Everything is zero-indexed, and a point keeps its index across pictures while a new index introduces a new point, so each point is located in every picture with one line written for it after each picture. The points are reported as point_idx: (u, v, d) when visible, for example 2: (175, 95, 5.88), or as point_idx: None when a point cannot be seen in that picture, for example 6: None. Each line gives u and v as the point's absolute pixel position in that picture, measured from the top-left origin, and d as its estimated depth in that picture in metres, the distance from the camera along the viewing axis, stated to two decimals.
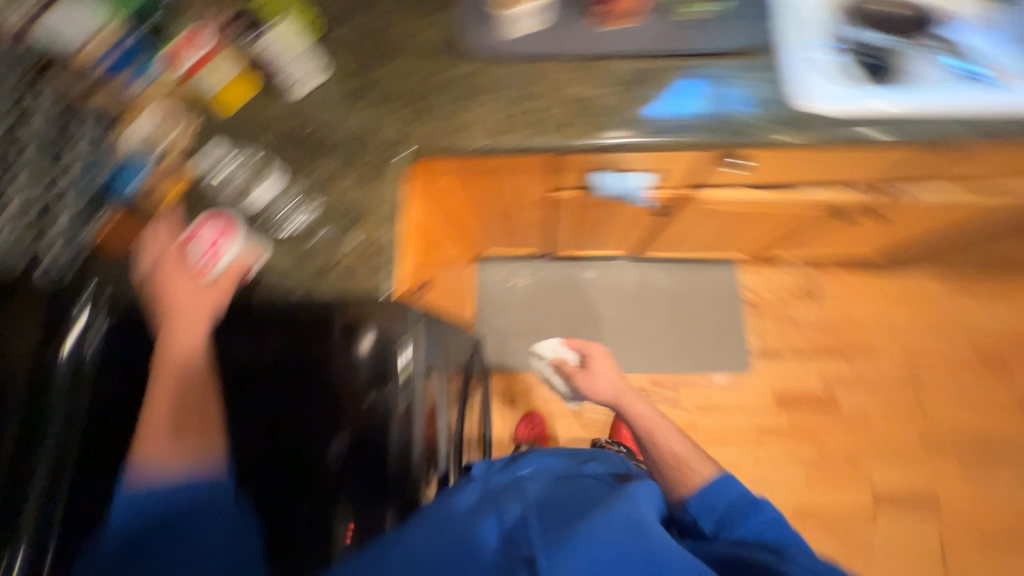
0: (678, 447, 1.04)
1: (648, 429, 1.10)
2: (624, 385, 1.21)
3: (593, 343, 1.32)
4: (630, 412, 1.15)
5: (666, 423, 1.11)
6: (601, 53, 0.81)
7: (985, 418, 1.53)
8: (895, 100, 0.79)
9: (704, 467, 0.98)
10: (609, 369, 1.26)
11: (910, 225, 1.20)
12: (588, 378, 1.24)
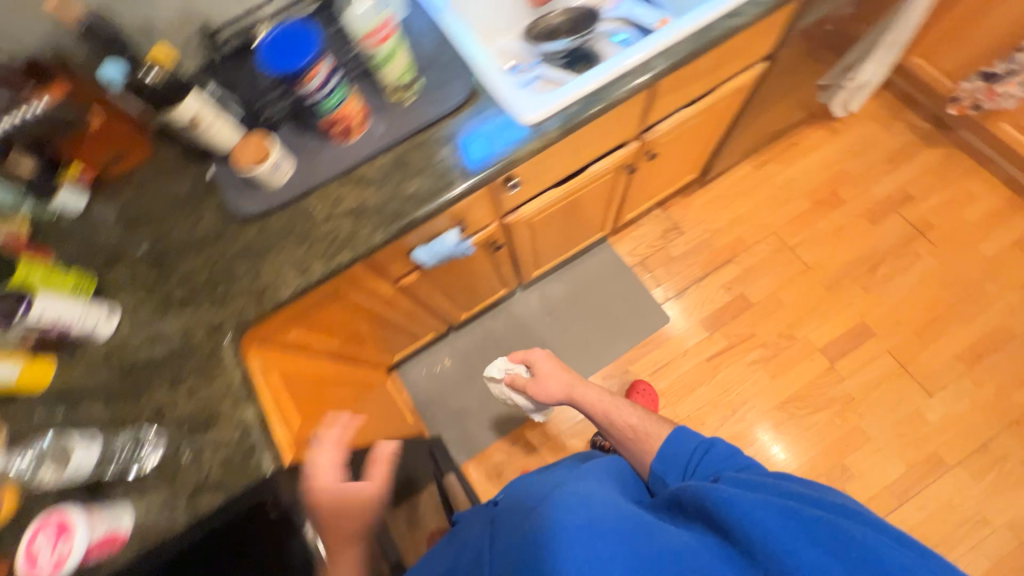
0: (633, 420, 1.05)
1: (603, 410, 1.12)
2: (572, 378, 1.23)
3: (535, 349, 1.31)
4: (584, 403, 1.17)
5: (618, 399, 1.12)
6: (353, 163, 0.88)
7: (858, 241, 1.72)
8: (589, 80, 0.89)
9: (659, 431, 1.01)
10: (555, 364, 1.28)
11: (692, 145, 1.40)
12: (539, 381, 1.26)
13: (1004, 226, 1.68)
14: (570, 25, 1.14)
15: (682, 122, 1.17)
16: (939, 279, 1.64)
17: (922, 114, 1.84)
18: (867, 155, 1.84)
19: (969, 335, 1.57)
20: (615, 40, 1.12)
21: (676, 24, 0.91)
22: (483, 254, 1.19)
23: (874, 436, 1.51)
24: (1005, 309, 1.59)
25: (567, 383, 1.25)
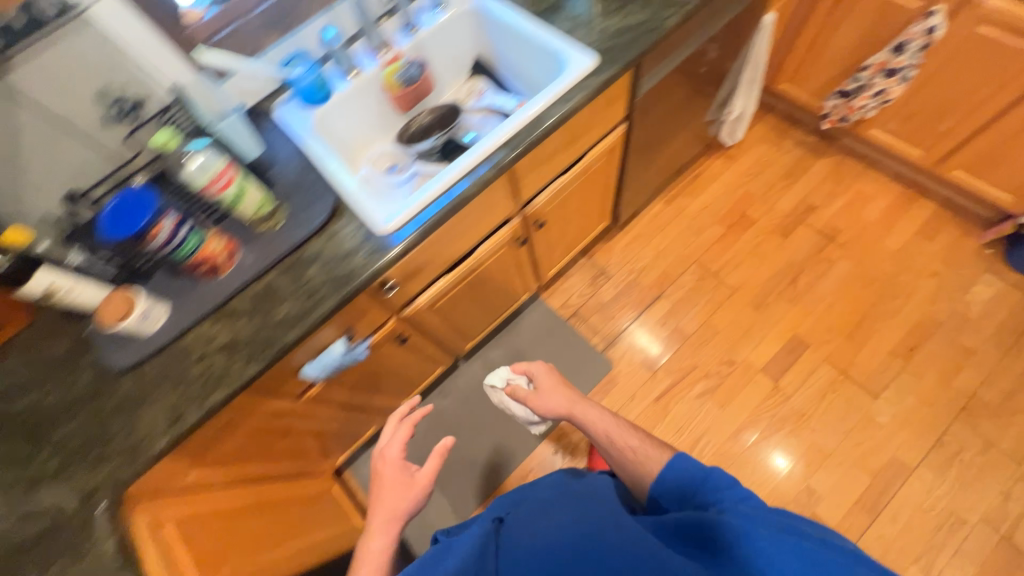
0: (634, 443, 1.00)
1: (603, 432, 1.06)
2: (574, 397, 1.17)
3: (537, 360, 1.25)
4: (584, 421, 1.11)
5: (620, 422, 1.07)
6: (226, 295, 0.90)
7: (774, 256, 1.78)
8: (439, 181, 0.96)
9: (658, 457, 0.97)
10: (557, 379, 1.22)
11: (587, 201, 1.47)
12: (539, 396, 1.20)
13: (905, 219, 1.77)
14: (434, 118, 1.23)
15: (559, 191, 1.24)
16: (857, 280, 1.69)
17: (807, 130, 1.98)
18: (767, 174, 1.94)
19: (898, 330, 1.60)
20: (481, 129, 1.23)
21: (514, 119, 1.00)
22: (392, 346, 1.20)
23: (832, 449, 1.48)
24: (924, 298, 1.63)
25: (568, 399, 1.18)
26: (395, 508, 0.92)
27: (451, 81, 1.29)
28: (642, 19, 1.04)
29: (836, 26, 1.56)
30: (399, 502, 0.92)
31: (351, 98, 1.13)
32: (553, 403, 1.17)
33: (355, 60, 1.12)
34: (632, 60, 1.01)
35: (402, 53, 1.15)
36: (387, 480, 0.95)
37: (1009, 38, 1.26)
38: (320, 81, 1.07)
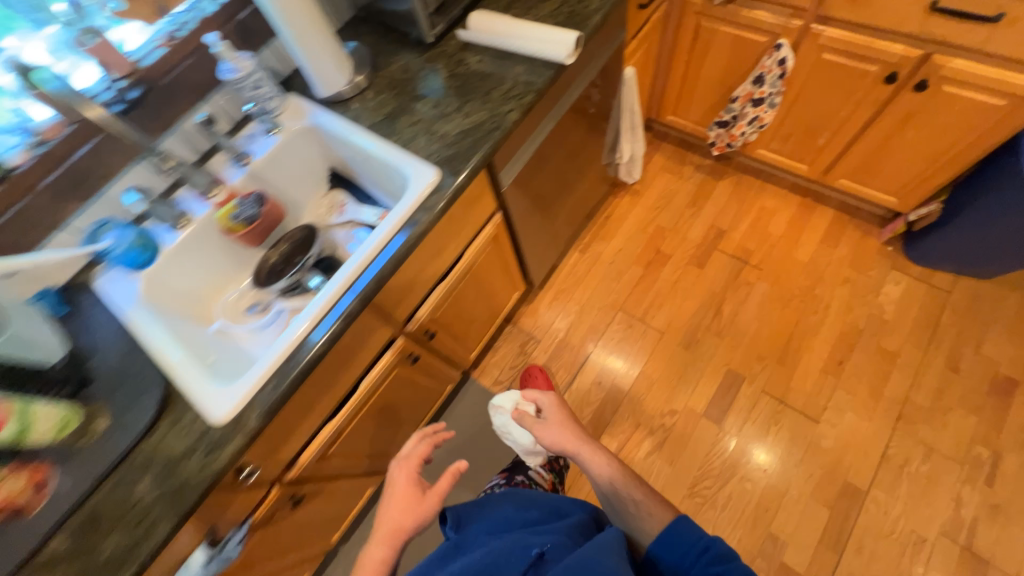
0: (637, 496, 0.86)
1: (606, 478, 0.91)
2: (584, 437, 1.02)
3: (546, 390, 1.15)
4: (587, 462, 0.98)
5: (624, 468, 0.93)
6: (32, 544, 0.73)
7: (695, 289, 1.75)
8: (282, 340, 0.84)
9: (662, 516, 0.82)
10: (567, 416, 1.08)
11: (487, 285, 1.38)
12: (546, 426, 1.06)
13: (808, 230, 1.78)
14: (290, 254, 1.13)
15: (443, 298, 1.15)
16: (777, 299, 1.69)
17: (703, 153, 1.99)
18: (675, 203, 1.93)
19: (824, 346, 1.59)
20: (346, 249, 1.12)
21: (359, 249, 0.90)
22: (285, 511, 1.05)
23: (788, 486, 1.43)
24: (841, 307, 1.64)
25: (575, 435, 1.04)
26: (395, 528, 0.85)
27: (308, 198, 1.18)
28: (480, 121, 0.98)
29: (701, 61, 1.57)
30: (406, 516, 0.86)
31: (183, 252, 1.00)
32: (559, 434, 1.03)
33: (182, 210, 1.00)
34: (475, 167, 0.94)
35: (236, 189, 1.04)
36: (392, 488, 0.91)
37: (852, 62, 1.29)
38: (138, 246, 0.94)
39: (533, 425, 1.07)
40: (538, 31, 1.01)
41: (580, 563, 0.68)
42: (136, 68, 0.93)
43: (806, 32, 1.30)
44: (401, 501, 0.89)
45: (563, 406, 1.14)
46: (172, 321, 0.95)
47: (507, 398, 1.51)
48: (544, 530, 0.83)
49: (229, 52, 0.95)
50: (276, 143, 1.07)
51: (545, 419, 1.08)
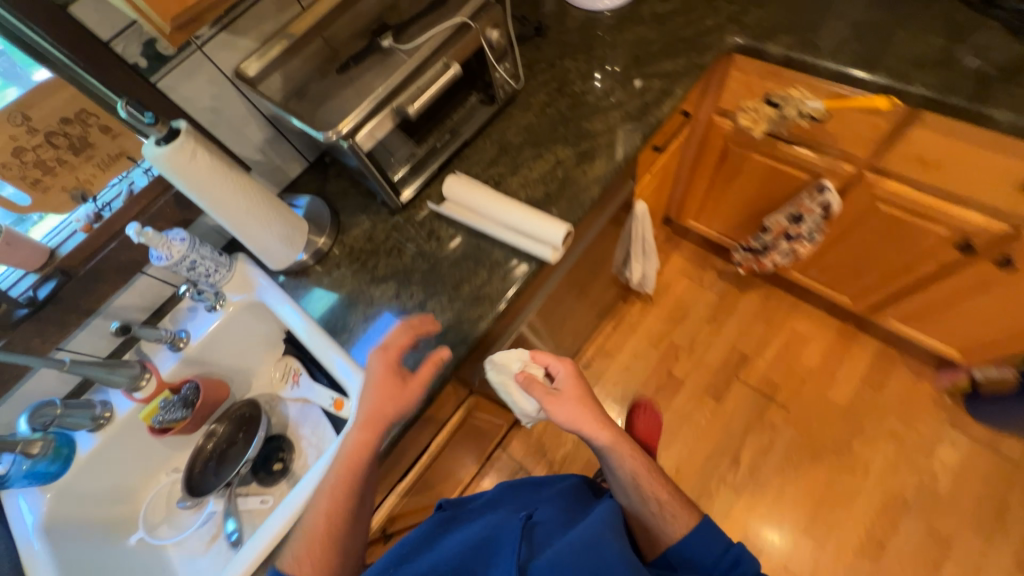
0: (662, 497, 0.74)
1: (631, 472, 0.75)
2: (602, 415, 0.77)
3: (564, 356, 0.82)
4: (607, 454, 0.76)
5: (651, 464, 0.77)
6: None
7: (710, 426, 1.54)
8: None
9: (686, 521, 0.73)
10: (587, 390, 0.79)
11: (463, 448, 1.20)
12: (564, 395, 0.78)
13: (847, 366, 1.54)
14: (232, 445, 0.97)
15: (403, 494, 0.97)
16: (807, 451, 1.46)
17: (728, 260, 1.77)
18: (692, 316, 1.71)
19: (861, 518, 1.35)
20: (301, 437, 0.97)
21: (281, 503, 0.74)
22: None
23: None
24: (884, 469, 1.40)
25: (597, 416, 0.77)
26: (381, 417, 0.67)
27: (261, 363, 1.04)
28: (443, 328, 0.82)
29: (730, 180, 1.35)
30: (391, 404, 0.68)
31: (104, 451, 0.89)
32: (581, 416, 0.76)
33: (102, 408, 0.88)
34: (432, 394, 0.77)
35: (167, 377, 0.91)
36: (369, 378, 0.70)
37: (915, 219, 1.05)
38: (48, 458, 0.82)
39: (543, 393, 0.78)
40: (516, 218, 0.83)
41: (582, 540, 0.60)
42: (53, 258, 0.81)
43: (859, 179, 1.07)
44: (383, 395, 0.69)
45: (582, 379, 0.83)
46: (71, 558, 0.81)
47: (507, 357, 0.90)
48: (536, 501, 0.77)
49: (157, 241, 0.81)
50: (220, 320, 0.94)
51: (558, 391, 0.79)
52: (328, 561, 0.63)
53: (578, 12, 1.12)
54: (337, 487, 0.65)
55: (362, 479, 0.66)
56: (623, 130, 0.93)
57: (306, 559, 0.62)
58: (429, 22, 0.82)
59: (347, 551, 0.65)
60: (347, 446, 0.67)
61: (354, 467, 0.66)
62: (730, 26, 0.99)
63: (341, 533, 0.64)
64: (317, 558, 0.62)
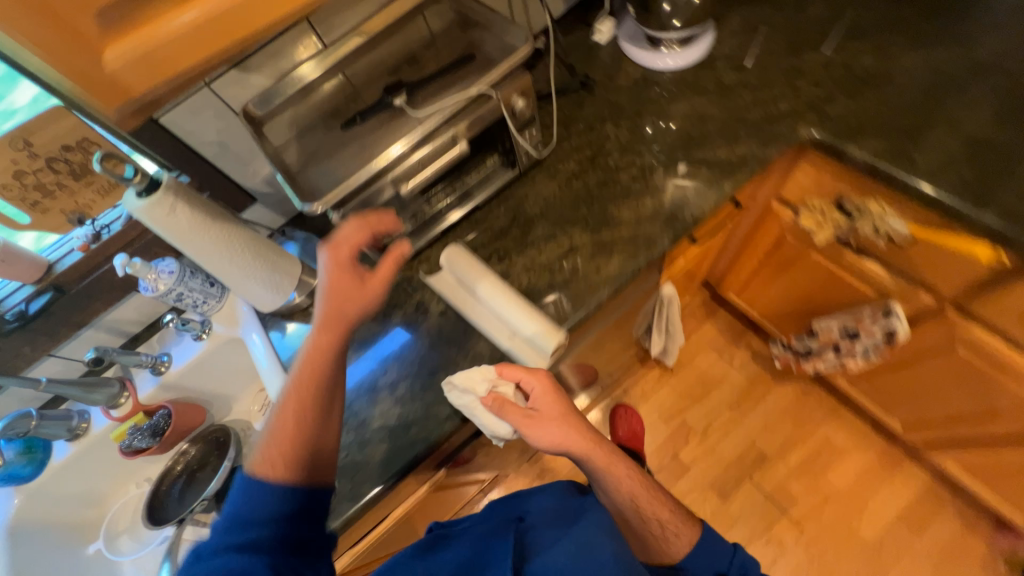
0: (663, 517, 0.72)
1: (630, 494, 0.70)
2: (589, 431, 0.69)
3: (538, 367, 0.69)
4: (598, 476, 0.69)
5: (645, 477, 0.73)
6: None
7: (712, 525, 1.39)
8: None
9: (689, 537, 0.72)
10: (568, 405, 0.69)
11: (433, 510, 1.15)
12: (544, 417, 0.67)
13: (881, 497, 1.35)
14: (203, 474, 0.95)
15: (353, 561, 0.93)
16: None
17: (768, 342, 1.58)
18: (716, 397, 1.55)
19: None
20: None
21: None
22: None
23: None
24: None
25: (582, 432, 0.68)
26: (342, 315, 0.60)
27: (243, 390, 1.03)
28: (409, 419, 0.75)
29: (780, 270, 1.18)
30: (350, 302, 0.60)
31: (77, 462, 0.90)
32: (566, 439, 0.66)
33: (80, 419, 0.89)
34: (380, 494, 0.70)
35: (145, 399, 0.91)
36: (321, 277, 0.62)
37: (1002, 376, 0.87)
38: (22, 462, 0.85)
39: (520, 415, 0.66)
40: (510, 314, 0.74)
41: (570, 555, 0.62)
42: (49, 272, 0.81)
43: (939, 314, 0.89)
44: (342, 293, 0.61)
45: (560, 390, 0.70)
46: (27, 562, 0.84)
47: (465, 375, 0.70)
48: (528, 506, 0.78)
49: (144, 272, 0.79)
50: (204, 350, 0.92)
51: (537, 412, 0.67)
52: (301, 454, 0.58)
53: (633, 70, 0.99)
54: (298, 390, 0.59)
55: (326, 379, 0.60)
56: (653, 224, 0.81)
57: (277, 454, 0.58)
58: (448, 83, 0.74)
59: (322, 450, 0.60)
60: (305, 348, 0.60)
61: (315, 368, 0.59)
62: (808, 115, 0.84)
63: (311, 428, 0.59)
64: (291, 453, 0.58)
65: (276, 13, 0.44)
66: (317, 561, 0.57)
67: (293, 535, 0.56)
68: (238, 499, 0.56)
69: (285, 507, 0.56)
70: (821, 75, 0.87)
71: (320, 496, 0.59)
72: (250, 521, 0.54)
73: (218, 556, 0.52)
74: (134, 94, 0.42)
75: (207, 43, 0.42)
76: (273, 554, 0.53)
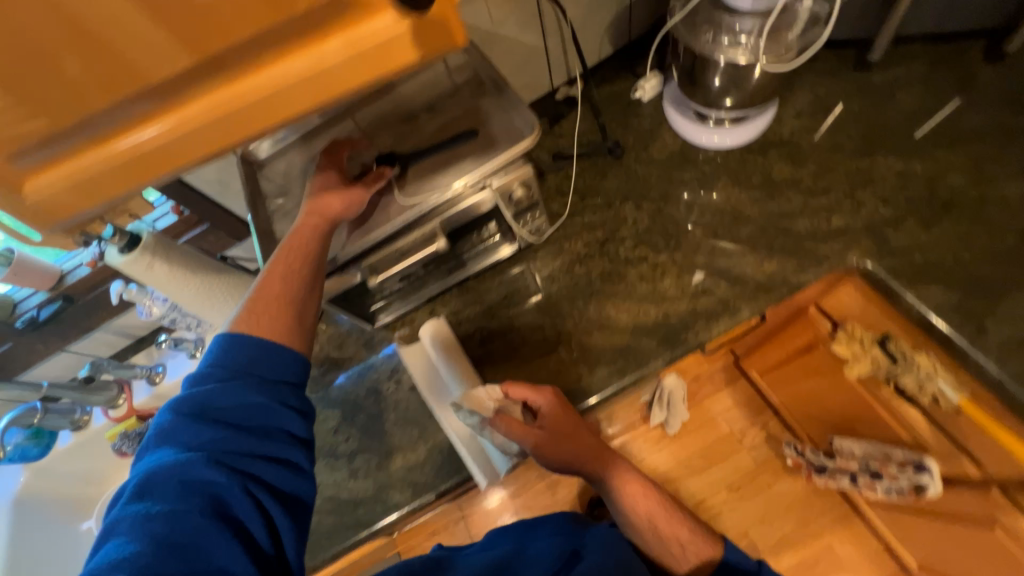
0: (683, 538, 0.69)
1: (645, 511, 0.69)
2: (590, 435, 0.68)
3: (545, 386, 0.67)
4: (615, 494, 0.70)
5: (662, 498, 0.72)
6: None
7: None
8: None
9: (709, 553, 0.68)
10: (571, 414, 0.67)
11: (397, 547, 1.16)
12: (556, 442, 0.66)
13: None
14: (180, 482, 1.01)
15: None
16: None
17: None
18: None
19: None
20: None
21: None
22: None
23: None
24: None
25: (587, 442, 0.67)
26: (326, 203, 0.61)
27: None
28: (358, 496, 0.74)
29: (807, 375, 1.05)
30: (335, 194, 0.62)
31: (80, 447, 0.98)
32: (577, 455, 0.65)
33: (81, 412, 0.96)
34: (316, 568, 0.70)
35: (138, 403, 0.96)
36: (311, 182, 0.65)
37: None
38: (30, 444, 0.92)
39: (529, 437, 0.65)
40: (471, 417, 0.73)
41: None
42: (61, 281, 0.85)
43: (982, 487, 0.76)
44: (325, 190, 0.62)
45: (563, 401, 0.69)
46: (27, 532, 0.92)
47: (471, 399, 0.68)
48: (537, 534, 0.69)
49: (139, 298, 0.81)
50: (195, 368, 0.96)
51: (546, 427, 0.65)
52: (280, 316, 0.56)
53: (671, 140, 0.88)
54: (281, 259, 0.59)
55: (307, 254, 0.60)
56: (650, 338, 0.72)
57: (257, 318, 0.55)
58: (445, 161, 0.67)
59: (303, 317, 0.58)
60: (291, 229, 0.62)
61: (296, 247, 0.60)
62: (864, 240, 0.71)
63: (295, 296, 0.58)
64: (271, 320, 0.55)
65: (203, 151, 0.37)
66: (289, 442, 0.51)
67: (261, 405, 0.50)
68: (209, 365, 0.51)
69: (255, 369, 0.52)
70: (892, 191, 0.73)
71: (294, 365, 0.54)
72: (213, 387, 0.50)
73: (182, 426, 0.48)
74: (61, 219, 0.39)
75: (130, 175, 0.37)
76: (240, 427, 0.49)
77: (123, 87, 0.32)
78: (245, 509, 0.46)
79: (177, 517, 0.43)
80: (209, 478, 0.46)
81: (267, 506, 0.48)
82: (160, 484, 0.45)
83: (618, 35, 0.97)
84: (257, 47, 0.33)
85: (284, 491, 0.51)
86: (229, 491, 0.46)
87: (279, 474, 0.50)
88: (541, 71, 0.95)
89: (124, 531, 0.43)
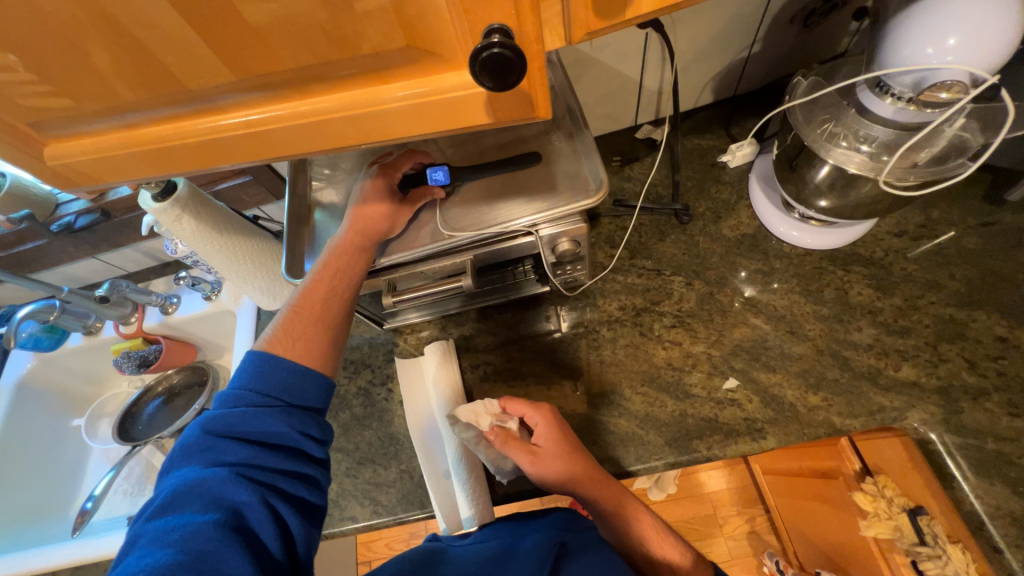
0: (673, 561, 0.58)
1: (634, 529, 0.59)
2: (591, 457, 0.61)
3: (543, 404, 0.61)
4: (600, 514, 0.59)
5: (657, 520, 0.62)
6: None
7: None
8: (22, 556, 0.81)
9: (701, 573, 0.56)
10: (573, 435, 0.61)
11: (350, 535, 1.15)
12: (552, 454, 0.59)
13: None
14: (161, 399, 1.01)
15: None
16: None
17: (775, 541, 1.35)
18: None
19: None
20: None
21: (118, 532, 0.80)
22: None
23: None
24: None
25: (588, 468, 0.59)
26: (371, 218, 0.57)
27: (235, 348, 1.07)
28: None
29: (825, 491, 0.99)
30: (384, 212, 0.58)
31: (90, 350, 1.01)
32: (570, 477, 0.58)
33: (95, 320, 0.97)
34: None
35: (148, 328, 0.98)
36: (360, 190, 0.60)
37: None
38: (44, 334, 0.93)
39: (524, 454, 0.59)
40: (450, 460, 0.68)
41: None
42: (103, 196, 0.86)
43: None
44: (372, 202, 0.58)
45: (566, 426, 0.62)
46: (22, 418, 0.95)
47: (469, 412, 0.64)
48: (524, 527, 0.59)
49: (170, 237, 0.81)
50: (205, 311, 0.96)
51: (543, 449, 0.59)
52: (313, 337, 0.55)
53: (747, 220, 0.79)
54: (323, 277, 0.56)
55: (353, 272, 0.57)
56: (657, 435, 0.66)
57: (293, 338, 0.54)
58: (501, 192, 0.59)
59: (337, 340, 0.57)
60: (335, 242, 0.58)
61: (340, 264, 0.57)
62: (932, 404, 0.62)
63: (333, 317, 0.56)
64: (306, 337, 0.54)
65: (234, 160, 0.33)
66: (308, 461, 0.50)
67: (291, 431, 0.48)
68: (242, 376, 0.50)
69: (287, 393, 0.50)
70: (983, 358, 0.63)
71: (322, 388, 0.53)
72: (243, 410, 0.48)
73: (210, 446, 0.46)
74: (79, 186, 0.36)
75: (152, 165, 0.34)
76: (268, 450, 0.47)
77: (157, 86, 0.28)
78: (265, 539, 0.43)
79: (194, 543, 0.39)
80: (231, 502, 0.43)
81: (286, 538, 0.45)
82: (180, 503, 0.42)
83: (723, 87, 0.88)
84: (310, 74, 0.29)
85: (302, 507, 0.48)
86: (249, 518, 0.43)
87: (299, 501, 0.48)
88: (628, 106, 0.88)
89: (140, 552, 0.40)
